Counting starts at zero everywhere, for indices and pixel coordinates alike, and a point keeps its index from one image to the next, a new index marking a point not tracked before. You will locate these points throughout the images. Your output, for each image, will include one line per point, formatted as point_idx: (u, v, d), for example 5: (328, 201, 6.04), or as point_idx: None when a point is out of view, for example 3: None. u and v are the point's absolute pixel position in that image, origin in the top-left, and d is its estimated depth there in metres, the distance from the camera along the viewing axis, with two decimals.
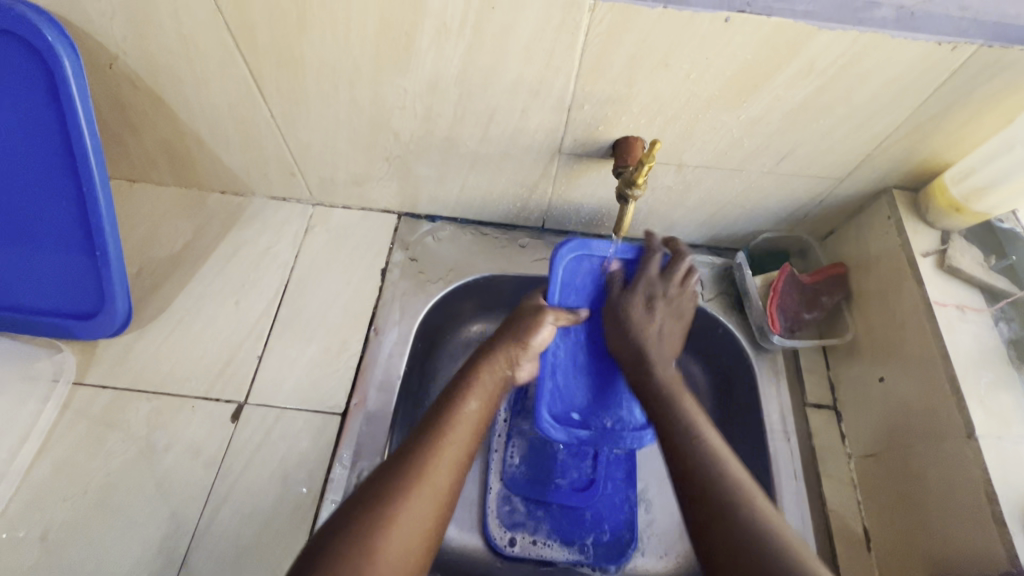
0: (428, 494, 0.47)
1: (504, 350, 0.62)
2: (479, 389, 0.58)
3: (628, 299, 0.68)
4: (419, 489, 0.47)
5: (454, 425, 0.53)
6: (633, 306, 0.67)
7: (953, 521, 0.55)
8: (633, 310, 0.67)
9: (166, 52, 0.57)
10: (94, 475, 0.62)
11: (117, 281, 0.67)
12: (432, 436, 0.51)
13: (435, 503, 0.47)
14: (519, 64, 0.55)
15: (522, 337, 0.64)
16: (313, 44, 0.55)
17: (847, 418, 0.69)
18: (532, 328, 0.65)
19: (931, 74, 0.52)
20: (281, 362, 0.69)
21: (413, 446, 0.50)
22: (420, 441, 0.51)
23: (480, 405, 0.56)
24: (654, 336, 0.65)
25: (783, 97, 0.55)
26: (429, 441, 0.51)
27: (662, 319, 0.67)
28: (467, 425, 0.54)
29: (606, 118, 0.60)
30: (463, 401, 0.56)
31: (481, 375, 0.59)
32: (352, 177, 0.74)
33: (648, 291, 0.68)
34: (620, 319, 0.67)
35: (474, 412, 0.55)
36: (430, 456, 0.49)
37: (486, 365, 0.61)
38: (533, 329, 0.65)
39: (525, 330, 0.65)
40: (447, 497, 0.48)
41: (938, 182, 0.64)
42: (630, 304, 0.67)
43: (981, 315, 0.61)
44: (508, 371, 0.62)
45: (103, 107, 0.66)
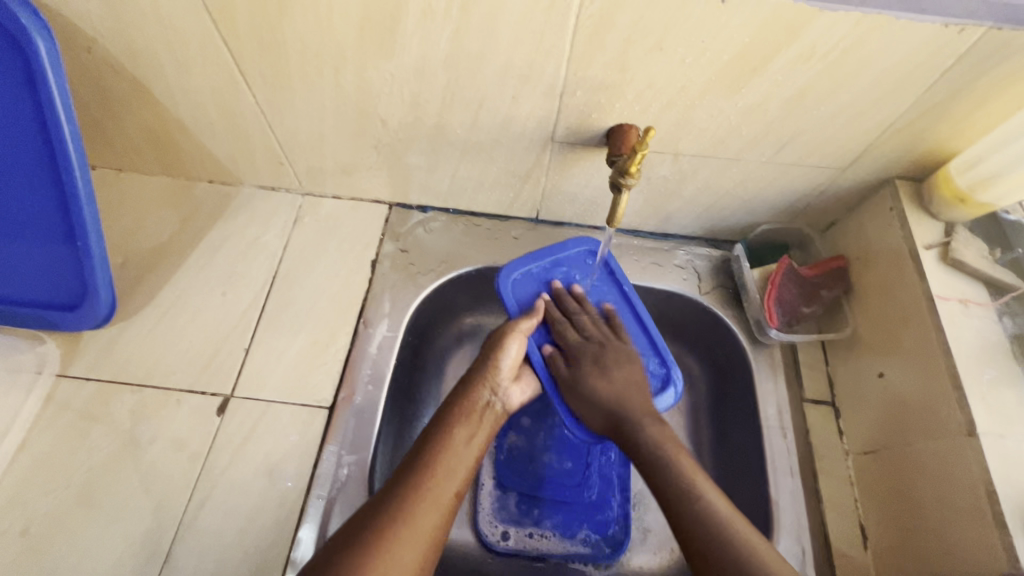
0: (412, 537, 0.49)
1: (484, 379, 0.64)
2: (464, 423, 0.60)
3: (578, 370, 0.63)
4: (404, 533, 0.49)
5: (436, 465, 0.55)
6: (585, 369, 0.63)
7: (951, 520, 0.53)
8: (591, 382, 0.62)
9: (144, 35, 0.56)
10: (77, 468, 0.61)
11: (100, 271, 0.65)
12: (416, 477, 0.54)
13: (418, 547, 0.49)
14: (509, 48, 0.53)
15: (495, 360, 0.64)
16: (296, 27, 0.53)
17: (845, 415, 0.68)
18: (499, 348, 0.65)
19: (937, 58, 0.50)
20: (268, 354, 0.68)
21: (397, 489, 0.52)
22: (403, 483, 0.53)
23: (464, 442, 0.58)
24: (628, 395, 0.61)
25: (782, 83, 0.53)
26: (412, 483, 0.53)
27: (619, 374, 0.63)
28: (453, 463, 0.56)
29: (599, 105, 0.58)
30: (446, 439, 0.57)
31: (462, 409, 0.61)
32: (341, 166, 0.72)
33: (592, 354, 0.64)
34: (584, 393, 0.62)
35: (457, 448, 0.57)
36: (413, 500, 0.52)
37: (465, 397, 0.62)
38: (501, 349, 0.65)
39: (491, 352, 0.65)
40: (432, 537, 0.51)
41: (943, 172, 0.61)
42: (584, 374, 0.62)
43: (985, 309, 0.59)
44: (490, 401, 0.63)
45: (84, 93, 0.64)
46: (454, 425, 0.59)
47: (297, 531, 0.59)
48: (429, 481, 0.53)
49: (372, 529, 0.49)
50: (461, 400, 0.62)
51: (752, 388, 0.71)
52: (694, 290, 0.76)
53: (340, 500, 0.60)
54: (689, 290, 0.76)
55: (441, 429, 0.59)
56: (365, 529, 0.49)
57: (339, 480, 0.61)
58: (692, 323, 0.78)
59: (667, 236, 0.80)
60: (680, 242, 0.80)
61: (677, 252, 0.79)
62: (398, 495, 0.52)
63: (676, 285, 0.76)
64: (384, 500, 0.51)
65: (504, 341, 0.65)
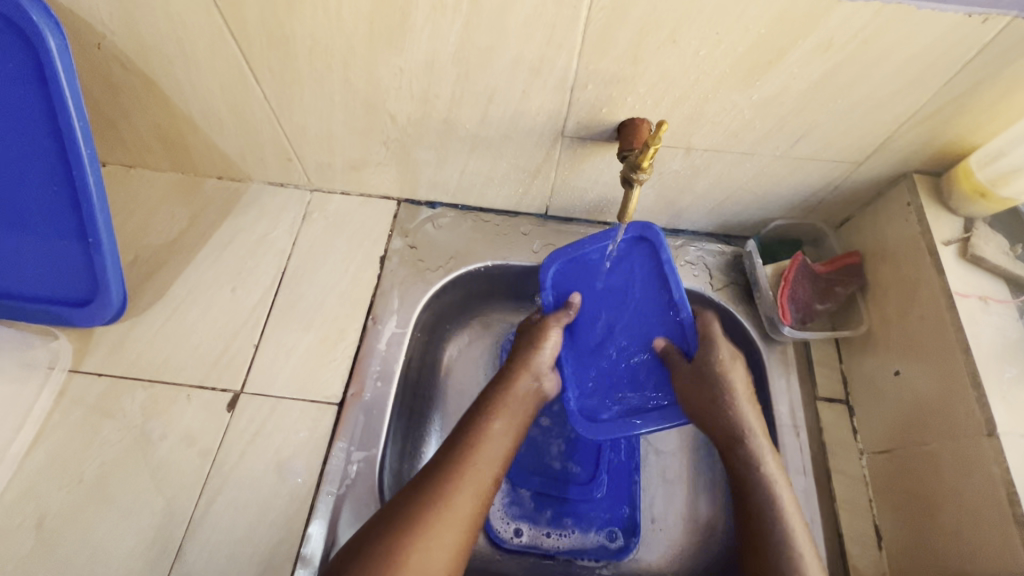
0: (448, 523, 0.53)
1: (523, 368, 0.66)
2: (502, 412, 0.63)
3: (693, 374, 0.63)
4: (438, 519, 0.53)
5: (473, 454, 0.58)
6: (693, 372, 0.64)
7: (970, 521, 0.52)
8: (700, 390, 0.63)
9: (154, 32, 0.56)
10: (90, 464, 0.61)
11: (110, 267, 0.66)
12: (453, 465, 0.57)
13: (453, 534, 0.53)
14: (519, 41, 0.52)
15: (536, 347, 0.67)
16: (305, 22, 0.53)
17: (860, 413, 0.67)
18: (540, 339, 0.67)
19: (958, 49, 0.48)
20: (278, 351, 0.68)
21: (434, 476, 0.56)
22: (442, 469, 0.57)
23: (500, 433, 0.61)
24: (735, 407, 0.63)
25: (798, 75, 0.52)
26: (449, 471, 0.57)
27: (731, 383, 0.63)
28: (488, 453, 0.59)
29: (610, 99, 0.57)
30: (484, 429, 0.61)
31: (501, 396, 0.64)
32: (349, 162, 0.72)
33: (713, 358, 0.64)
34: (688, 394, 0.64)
35: (494, 435, 0.60)
36: (448, 488, 0.55)
37: (506, 386, 0.65)
38: (540, 341, 0.67)
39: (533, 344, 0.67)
40: (465, 526, 0.54)
41: (962, 166, 0.60)
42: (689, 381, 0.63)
43: (1005, 307, 0.58)
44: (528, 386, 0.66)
45: (94, 90, 0.64)
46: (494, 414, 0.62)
47: (307, 527, 0.59)
48: (464, 468, 0.57)
49: (408, 515, 0.53)
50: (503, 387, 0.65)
51: (763, 385, 0.70)
52: (706, 286, 0.75)
53: (350, 497, 0.60)
54: (701, 287, 0.75)
55: (481, 418, 0.62)
56: (402, 516, 0.53)
57: (348, 477, 0.61)
58: None
59: (678, 231, 0.79)
60: (692, 238, 0.79)
61: (688, 248, 0.78)
62: (434, 482, 0.56)
63: (687, 281, 0.75)
64: (419, 487, 0.55)
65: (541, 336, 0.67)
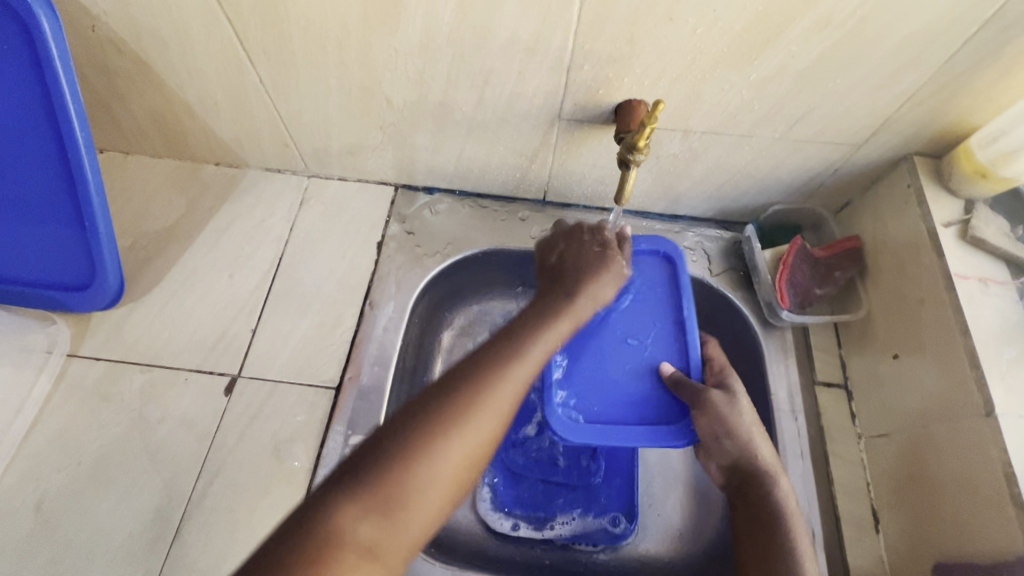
0: (494, 416, 0.44)
1: (593, 282, 0.59)
2: (567, 317, 0.55)
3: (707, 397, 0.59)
4: (483, 411, 0.43)
5: (529, 348, 0.50)
6: (714, 398, 0.59)
7: (967, 502, 0.52)
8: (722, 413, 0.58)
9: (148, 13, 0.55)
10: (88, 446, 0.61)
11: (108, 252, 0.66)
12: (505, 356, 0.48)
13: (495, 430, 0.44)
14: (514, 21, 0.51)
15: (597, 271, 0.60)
16: (298, 1, 0.52)
17: (858, 397, 0.67)
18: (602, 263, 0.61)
19: (959, 25, 0.48)
20: (275, 335, 0.68)
21: (483, 364, 0.46)
22: (493, 357, 0.47)
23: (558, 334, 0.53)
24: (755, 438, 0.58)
25: (797, 54, 0.52)
26: (503, 363, 0.47)
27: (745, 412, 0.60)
28: (541, 350, 0.50)
29: (607, 80, 0.57)
30: (544, 328, 0.53)
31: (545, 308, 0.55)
32: (346, 146, 0.72)
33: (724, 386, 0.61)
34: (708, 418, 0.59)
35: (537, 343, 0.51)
36: (498, 376, 0.45)
37: (577, 287, 0.58)
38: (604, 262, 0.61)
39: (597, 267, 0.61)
40: (507, 425, 0.45)
41: (963, 147, 0.60)
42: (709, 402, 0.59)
43: (1005, 289, 0.58)
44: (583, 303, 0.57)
45: (89, 73, 0.64)
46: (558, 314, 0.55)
47: None
48: (519, 360, 0.48)
49: (451, 400, 0.43)
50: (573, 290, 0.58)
51: (761, 370, 0.70)
52: (704, 272, 0.75)
53: None
54: (699, 272, 0.75)
55: (544, 316, 0.54)
56: (441, 400, 0.43)
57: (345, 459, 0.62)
58: (701, 305, 0.77)
59: (676, 217, 0.78)
60: (690, 224, 0.78)
61: (687, 234, 0.78)
62: (484, 368, 0.46)
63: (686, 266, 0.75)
64: (463, 373, 0.45)
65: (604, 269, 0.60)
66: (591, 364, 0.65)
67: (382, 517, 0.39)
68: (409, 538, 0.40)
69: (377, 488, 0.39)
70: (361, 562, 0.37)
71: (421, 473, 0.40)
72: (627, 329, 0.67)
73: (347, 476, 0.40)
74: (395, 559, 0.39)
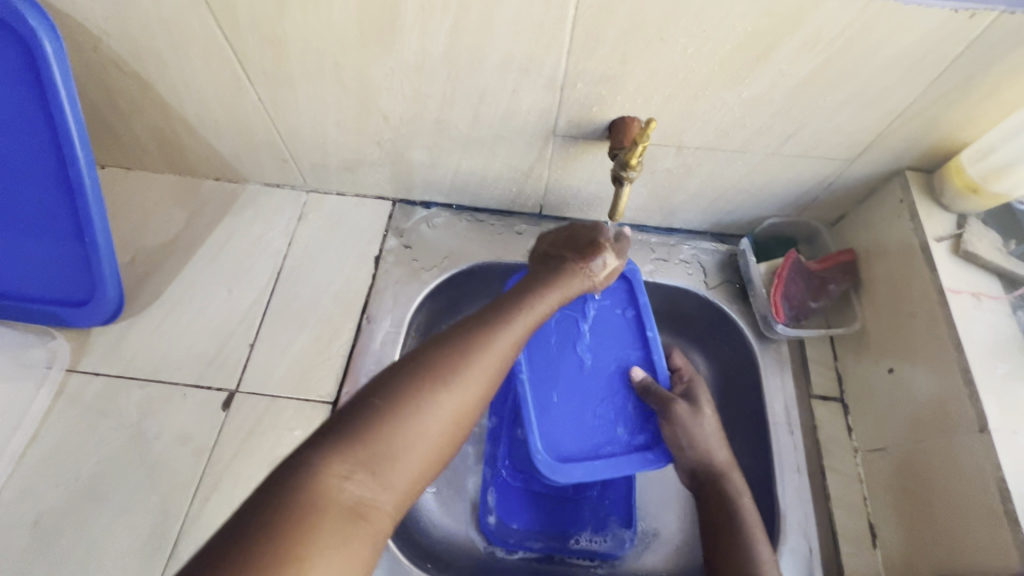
0: (472, 381, 0.45)
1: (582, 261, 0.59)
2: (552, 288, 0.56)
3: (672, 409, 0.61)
4: (461, 374, 0.44)
5: (511, 318, 0.51)
6: (678, 407, 0.61)
7: (962, 518, 0.52)
8: (687, 421, 0.60)
9: (148, 34, 0.56)
10: (86, 462, 0.62)
11: (108, 268, 0.66)
12: (485, 326, 0.49)
13: (476, 392, 0.44)
14: (508, 41, 0.52)
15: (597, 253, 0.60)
16: (295, 22, 0.53)
17: (854, 411, 0.67)
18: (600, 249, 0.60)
19: (947, 44, 0.48)
20: (273, 350, 0.68)
21: (462, 332, 0.47)
22: (474, 326, 0.48)
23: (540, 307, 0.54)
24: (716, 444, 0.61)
25: (787, 72, 0.52)
26: (482, 332, 0.48)
27: (710, 416, 0.62)
28: (526, 318, 0.52)
29: (600, 97, 0.57)
30: (527, 301, 0.53)
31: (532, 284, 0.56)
32: (344, 162, 0.73)
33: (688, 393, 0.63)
34: (674, 428, 0.60)
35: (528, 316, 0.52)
36: (486, 342, 0.47)
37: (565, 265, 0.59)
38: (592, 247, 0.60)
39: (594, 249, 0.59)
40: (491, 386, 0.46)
41: (954, 162, 0.60)
42: (675, 412, 0.60)
43: (998, 303, 0.58)
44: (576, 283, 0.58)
45: (91, 92, 0.65)
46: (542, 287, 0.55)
47: None
48: (501, 330, 0.49)
49: (436, 362, 0.44)
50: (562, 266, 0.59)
51: (757, 384, 0.70)
52: (700, 285, 0.75)
53: None
54: (695, 285, 0.75)
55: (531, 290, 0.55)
56: (422, 363, 0.44)
57: None
58: (698, 318, 0.77)
59: (672, 230, 0.79)
60: (686, 237, 0.79)
61: (683, 247, 0.78)
62: (463, 337, 0.47)
63: (682, 280, 0.75)
64: (455, 337, 0.47)
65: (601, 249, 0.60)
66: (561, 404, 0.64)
67: (368, 474, 0.38)
68: (395, 496, 0.39)
69: (358, 446, 0.39)
70: (348, 521, 0.36)
71: (400, 431, 0.40)
72: (586, 351, 0.67)
73: (329, 436, 0.39)
74: (379, 520, 0.38)
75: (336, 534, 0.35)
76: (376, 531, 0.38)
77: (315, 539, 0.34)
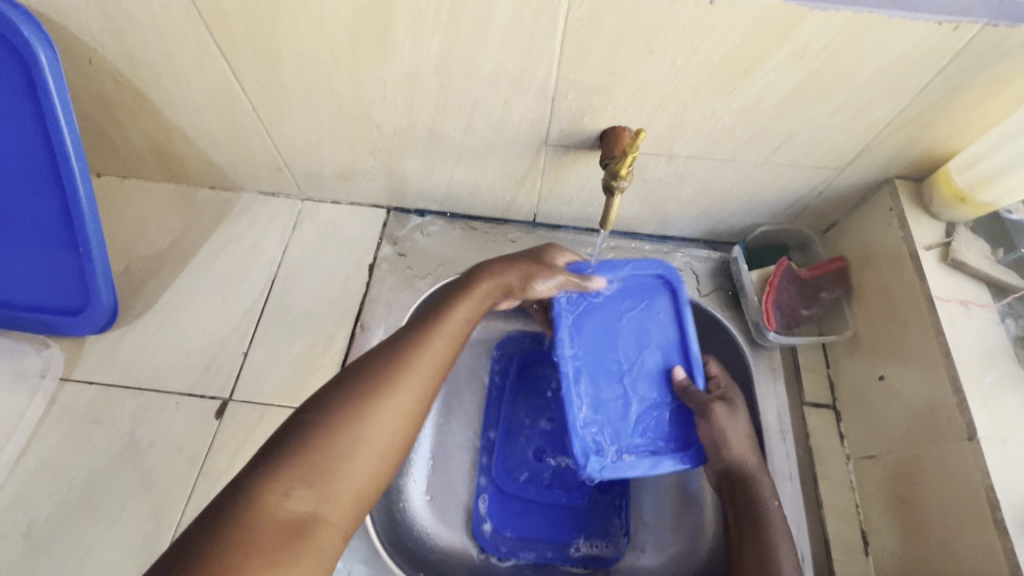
0: (401, 397, 0.46)
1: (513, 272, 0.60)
2: (475, 299, 0.57)
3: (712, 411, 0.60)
4: (388, 394, 0.46)
5: (436, 333, 0.52)
6: (716, 408, 0.60)
7: (953, 526, 0.53)
8: (724, 424, 0.60)
9: (143, 45, 0.57)
10: (79, 471, 0.62)
11: (102, 276, 0.66)
12: (411, 342, 0.50)
13: (406, 404, 0.46)
14: (499, 52, 0.53)
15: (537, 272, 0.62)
16: (288, 34, 0.54)
17: (846, 418, 0.67)
18: (545, 266, 0.62)
19: (932, 56, 0.49)
20: (266, 358, 0.69)
21: (387, 350, 0.49)
22: (403, 342, 0.50)
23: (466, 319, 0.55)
24: (748, 447, 0.61)
25: (775, 83, 0.53)
26: (407, 350, 0.49)
27: (743, 418, 0.62)
28: (453, 330, 0.53)
29: (591, 108, 0.58)
30: (454, 314, 0.55)
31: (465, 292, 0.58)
32: (338, 171, 0.73)
33: (724, 395, 0.63)
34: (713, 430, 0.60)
35: (456, 327, 0.54)
36: (410, 356, 0.49)
37: (494, 272, 0.60)
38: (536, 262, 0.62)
39: (537, 267, 0.62)
40: (422, 396, 0.48)
41: (942, 171, 0.61)
42: (715, 415, 0.60)
43: (987, 311, 0.58)
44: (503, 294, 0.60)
45: (86, 102, 0.65)
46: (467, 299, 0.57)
47: None
48: (425, 345, 0.50)
49: (363, 380, 0.46)
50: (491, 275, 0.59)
51: (750, 391, 0.70)
52: (693, 292, 0.75)
53: None
54: (688, 293, 0.75)
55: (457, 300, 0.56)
56: (346, 388, 0.45)
57: None
58: None
59: (665, 237, 0.79)
60: (679, 245, 0.79)
61: (676, 254, 0.78)
62: (389, 358, 0.48)
63: None
64: (380, 356, 0.49)
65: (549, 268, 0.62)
66: (608, 417, 0.62)
67: (307, 490, 0.40)
68: (337, 509, 0.40)
69: (290, 475, 0.40)
70: (287, 537, 0.38)
71: (329, 455, 0.41)
72: (621, 347, 0.65)
73: (260, 469, 0.40)
74: (327, 535, 0.40)
75: (274, 551, 0.37)
76: (323, 545, 0.39)
77: (257, 555, 0.36)
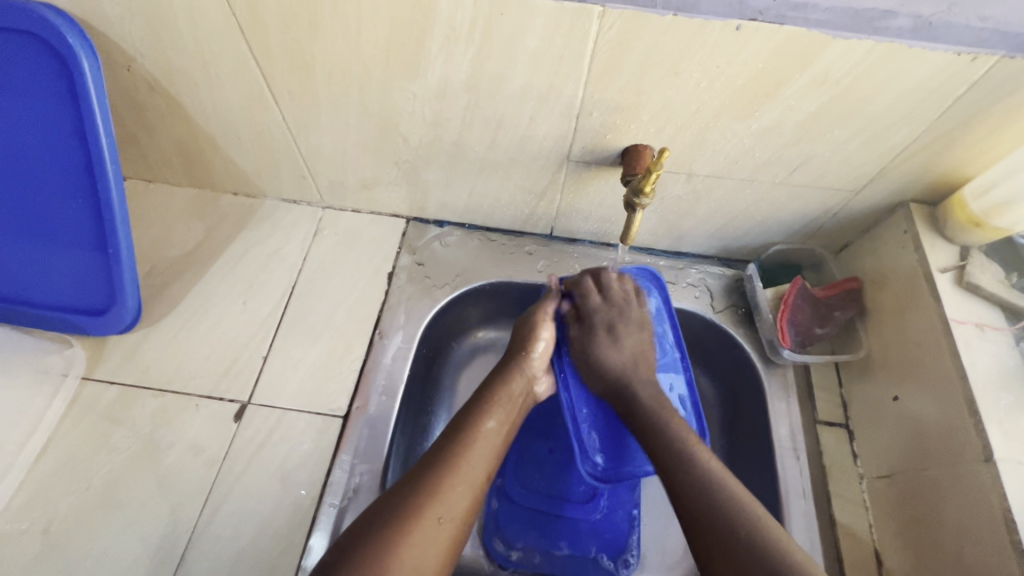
0: (445, 520, 0.51)
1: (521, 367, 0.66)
2: (497, 412, 0.61)
3: (588, 333, 0.68)
4: (451, 479, 0.53)
5: (472, 437, 0.58)
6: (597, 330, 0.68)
7: (969, 546, 0.53)
8: (603, 350, 0.66)
9: (180, 54, 0.58)
10: (98, 470, 0.62)
11: (128, 278, 0.68)
12: (431, 486, 0.52)
13: (435, 547, 0.50)
14: (528, 71, 0.54)
15: (529, 349, 0.67)
16: (325, 48, 0.55)
17: (859, 437, 0.67)
18: (533, 338, 0.68)
19: (949, 85, 0.50)
20: (286, 362, 0.69)
21: (410, 487, 0.52)
22: (425, 477, 0.53)
23: (496, 430, 0.60)
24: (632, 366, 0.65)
25: (796, 107, 0.54)
26: (440, 472, 0.54)
27: (629, 344, 0.67)
28: (476, 468, 0.56)
29: (614, 126, 0.59)
30: (469, 440, 0.57)
31: (496, 397, 0.63)
32: (361, 180, 0.74)
33: (605, 320, 0.68)
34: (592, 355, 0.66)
35: (484, 452, 0.57)
36: (431, 500, 0.51)
37: (504, 387, 0.64)
38: (534, 336, 0.68)
39: (525, 343, 0.68)
40: (451, 535, 0.51)
41: (958, 197, 0.62)
42: (595, 341, 0.67)
43: (1002, 334, 0.59)
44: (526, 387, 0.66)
45: (120, 107, 0.67)
46: (478, 426, 0.59)
47: (308, 540, 0.59)
48: (459, 463, 0.55)
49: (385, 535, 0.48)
50: (498, 387, 0.64)
51: (764, 409, 0.71)
52: (707, 308, 0.76)
53: (352, 509, 0.61)
54: (702, 309, 0.76)
55: (474, 421, 0.59)
56: (390, 525, 0.49)
57: (350, 490, 0.62)
58: (705, 341, 0.79)
59: (680, 254, 0.81)
60: (693, 261, 0.80)
61: (690, 270, 0.80)
62: (422, 487, 0.52)
63: (689, 303, 0.77)
64: (402, 491, 0.52)
65: (537, 327, 0.68)
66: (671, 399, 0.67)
67: None
68: None
69: None
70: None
71: None
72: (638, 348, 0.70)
73: None
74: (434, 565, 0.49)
75: None
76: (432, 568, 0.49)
77: None
